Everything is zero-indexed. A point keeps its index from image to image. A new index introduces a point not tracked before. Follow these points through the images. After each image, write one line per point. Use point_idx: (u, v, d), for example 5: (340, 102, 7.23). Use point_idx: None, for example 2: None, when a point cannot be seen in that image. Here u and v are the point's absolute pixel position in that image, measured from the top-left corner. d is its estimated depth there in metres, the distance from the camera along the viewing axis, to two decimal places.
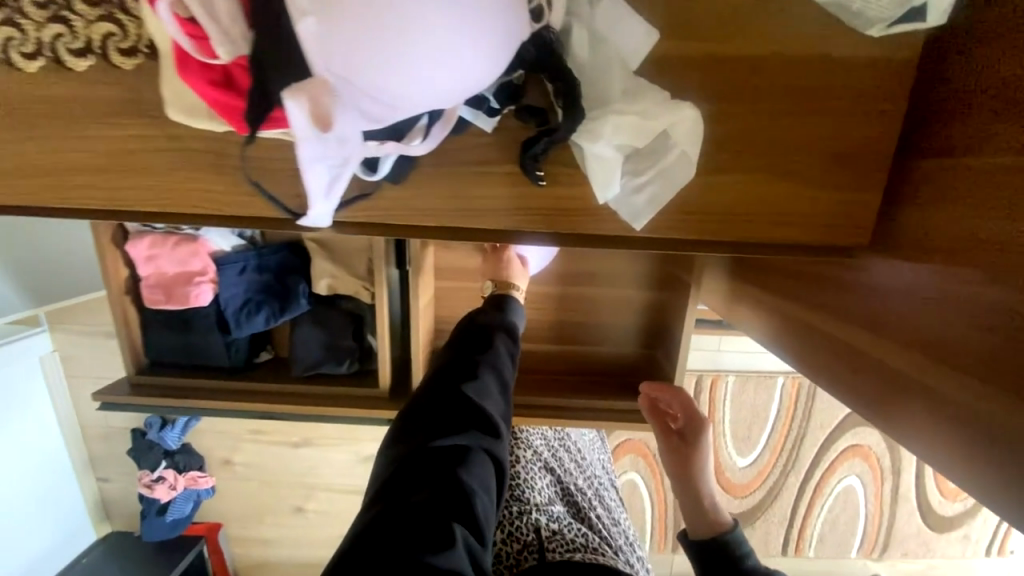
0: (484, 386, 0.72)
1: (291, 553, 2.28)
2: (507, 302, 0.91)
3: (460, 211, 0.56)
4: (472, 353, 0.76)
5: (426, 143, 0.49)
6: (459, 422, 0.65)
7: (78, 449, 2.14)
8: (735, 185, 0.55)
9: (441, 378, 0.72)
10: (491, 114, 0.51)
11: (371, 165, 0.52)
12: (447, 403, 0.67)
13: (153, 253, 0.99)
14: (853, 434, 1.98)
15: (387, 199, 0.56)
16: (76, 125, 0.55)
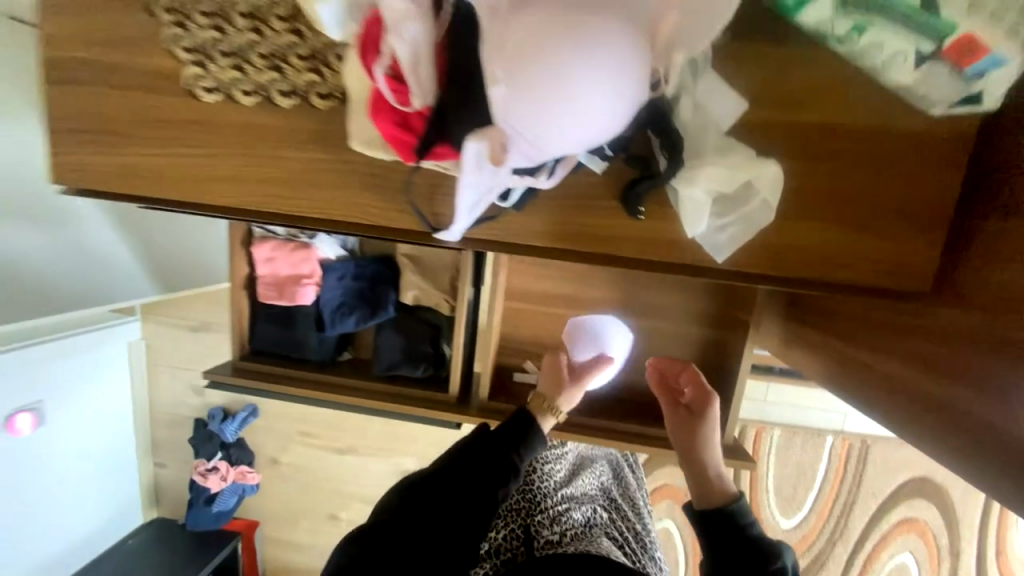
0: (474, 487, 0.81)
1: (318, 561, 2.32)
2: (534, 430, 0.91)
3: (565, 234, 0.67)
4: (477, 446, 0.85)
5: (553, 179, 0.61)
6: (439, 514, 0.77)
7: (145, 432, 2.31)
8: (806, 231, 0.64)
9: (443, 464, 0.83)
10: (605, 159, 0.63)
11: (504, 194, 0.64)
12: (433, 491, 0.79)
13: (271, 256, 1.15)
14: (908, 505, 1.88)
15: (506, 222, 0.68)
16: (272, 148, 0.70)
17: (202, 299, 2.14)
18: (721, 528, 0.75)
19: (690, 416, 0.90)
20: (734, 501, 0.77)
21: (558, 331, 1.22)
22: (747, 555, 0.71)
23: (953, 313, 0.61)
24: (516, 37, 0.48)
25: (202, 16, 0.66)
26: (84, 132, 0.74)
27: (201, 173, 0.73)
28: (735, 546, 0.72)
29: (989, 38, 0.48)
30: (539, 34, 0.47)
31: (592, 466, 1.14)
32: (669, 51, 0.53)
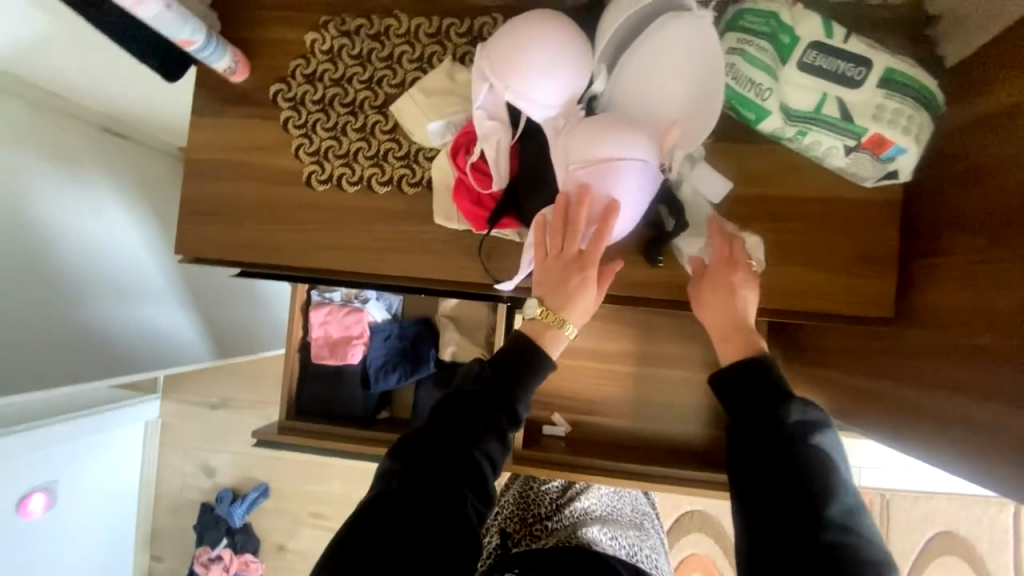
0: (459, 478, 0.64)
1: None
2: (538, 354, 0.73)
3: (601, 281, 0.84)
4: (447, 427, 0.66)
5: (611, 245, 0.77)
6: (425, 521, 0.60)
7: (146, 519, 2.21)
8: (793, 274, 0.81)
9: (411, 456, 0.65)
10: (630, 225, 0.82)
11: None
12: (408, 494, 0.62)
13: (326, 319, 1.29)
14: (935, 565, 1.90)
15: None
16: (365, 222, 0.89)
17: (226, 374, 2.20)
18: (744, 385, 0.64)
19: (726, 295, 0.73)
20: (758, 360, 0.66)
21: (583, 382, 1.34)
22: (764, 405, 0.61)
23: (914, 334, 0.77)
24: (576, 140, 0.70)
25: (324, 132, 0.90)
26: (210, 214, 0.93)
27: (301, 243, 0.90)
28: (753, 400, 0.63)
29: (891, 136, 0.69)
30: (588, 141, 0.70)
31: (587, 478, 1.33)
32: (672, 152, 0.73)
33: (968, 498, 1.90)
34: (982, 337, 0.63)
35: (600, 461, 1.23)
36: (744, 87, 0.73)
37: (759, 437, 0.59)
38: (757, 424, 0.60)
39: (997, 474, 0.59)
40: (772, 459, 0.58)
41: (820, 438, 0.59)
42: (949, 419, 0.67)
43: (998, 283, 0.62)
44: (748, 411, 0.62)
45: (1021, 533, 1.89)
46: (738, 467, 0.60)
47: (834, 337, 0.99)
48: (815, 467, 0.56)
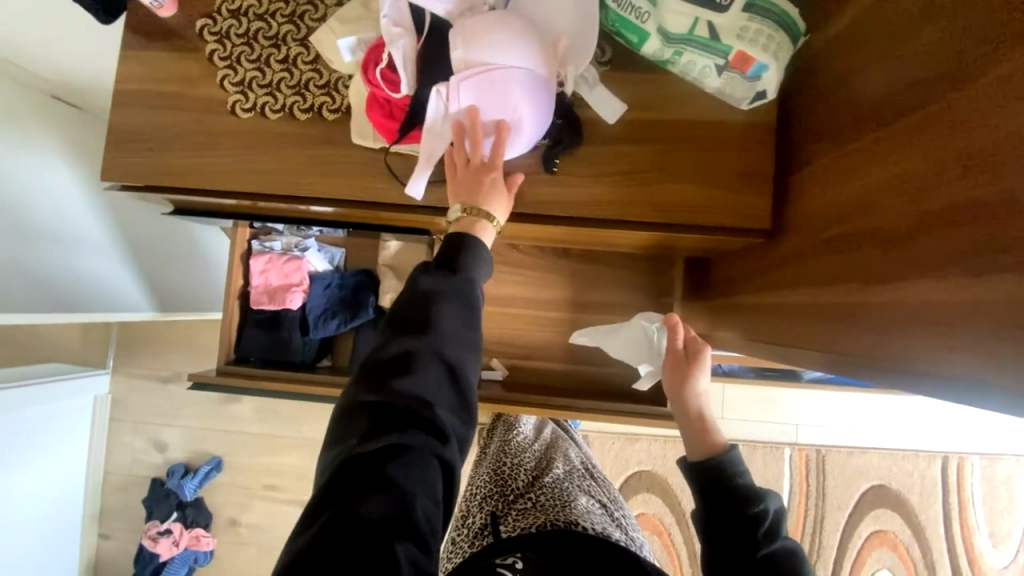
0: (432, 383, 0.67)
1: None
2: (470, 241, 0.76)
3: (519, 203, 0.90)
4: (417, 336, 0.69)
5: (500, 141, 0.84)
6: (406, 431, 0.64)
7: (94, 497, 2.17)
8: (684, 190, 0.89)
9: (383, 372, 0.68)
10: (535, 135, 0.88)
11: None
12: (390, 407, 0.66)
13: (266, 267, 1.31)
14: (871, 518, 1.98)
15: None
16: (288, 148, 0.93)
17: (179, 347, 2.18)
18: (709, 473, 0.88)
19: (693, 368, 0.97)
20: (726, 457, 0.88)
21: (520, 328, 1.39)
22: (735, 500, 0.84)
23: (792, 242, 0.85)
24: (471, 25, 0.78)
25: (248, 63, 0.94)
26: (136, 143, 0.95)
27: (227, 169, 0.94)
28: (725, 492, 0.85)
29: (753, 52, 0.77)
30: (481, 21, 0.78)
31: (564, 454, 1.18)
32: (563, 64, 0.83)
33: (899, 452, 2.00)
34: (844, 224, 0.72)
35: (529, 397, 1.27)
36: (625, 11, 0.82)
37: (734, 530, 0.82)
38: (731, 518, 0.83)
39: (860, 340, 0.67)
40: (745, 545, 0.80)
41: (775, 522, 0.81)
42: (828, 307, 0.74)
43: (854, 177, 0.71)
44: (724, 507, 0.84)
45: (950, 485, 1.99)
46: (716, 553, 0.83)
47: (737, 265, 1.07)
48: (776, 554, 0.78)
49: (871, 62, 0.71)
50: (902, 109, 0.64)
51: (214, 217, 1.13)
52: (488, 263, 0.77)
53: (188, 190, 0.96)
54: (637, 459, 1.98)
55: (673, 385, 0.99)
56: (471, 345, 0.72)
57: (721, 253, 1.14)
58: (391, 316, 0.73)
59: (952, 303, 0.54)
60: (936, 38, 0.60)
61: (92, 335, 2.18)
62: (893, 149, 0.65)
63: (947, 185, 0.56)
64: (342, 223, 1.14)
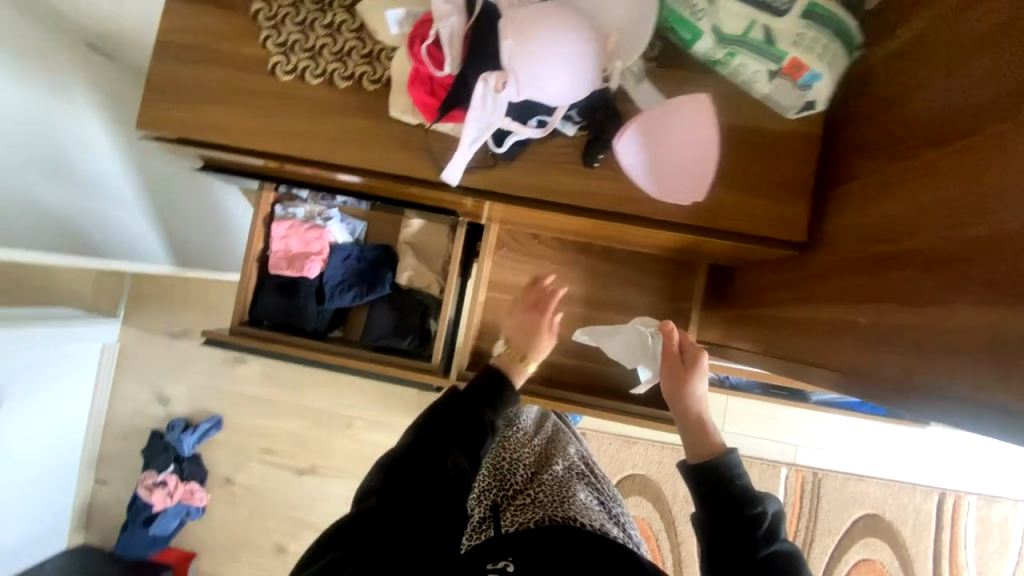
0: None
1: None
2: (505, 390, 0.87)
3: (548, 191, 0.90)
4: None
5: (540, 129, 0.84)
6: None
7: (94, 442, 2.21)
8: (720, 196, 0.88)
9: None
10: (574, 124, 0.87)
11: (498, 141, 0.87)
12: None
13: (287, 234, 1.32)
14: (861, 545, 1.98)
15: (500, 171, 0.90)
16: (324, 115, 0.93)
17: (190, 304, 2.20)
18: (709, 478, 0.87)
19: (690, 372, 0.97)
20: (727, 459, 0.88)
21: None
22: (734, 500, 0.84)
23: (824, 258, 0.84)
24: (524, 14, 0.77)
25: (293, 26, 0.94)
26: (175, 95, 0.95)
27: (261, 130, 0.94)
28: (726, 492, 0.85)
29: (807, 60, 0.75)
30: (536, 16, 0.77)
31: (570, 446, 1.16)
32: (612, 59, 0.82)
33: (897, 483, 1.99)
34: (881, 244, 0.71)
35: (535, 389, 1.30)
36: (682, 7, 0.80)
37: (731, 531, 0.82)
38: (730, 519, 0.82)
39: (884, 361, 0.66)
40: (743, 547, 0.80)
41: (774, 525, 0.81)
42: (856, 328, 0.73)
43: (897, 197, 0.70)
44: (724, 508, 0.84)
45: (944, 522, 1.98)
46: (712, 552, 0.83)
47: (761, 276, 1.06)
48: (775, 555, 0.79)
49: (933, 79, 0.68)
50: (960, 132, 0.62)
51: (241, 176, 1.13)
52: None
53: (220, 146, 0.97)
54: (633, 461, 1.99)
55: (672, 390, 0.98)
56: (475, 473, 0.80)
57: (746, 264, 1.13)
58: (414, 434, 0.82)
59: (989, 333, 0.53)
60: (994, 64, 0.59)
61: (105, 284, 2.20)
62: (945, 171, 0.63)
63: (994, 213, 0.55)
64: (368, 195, 1.14)
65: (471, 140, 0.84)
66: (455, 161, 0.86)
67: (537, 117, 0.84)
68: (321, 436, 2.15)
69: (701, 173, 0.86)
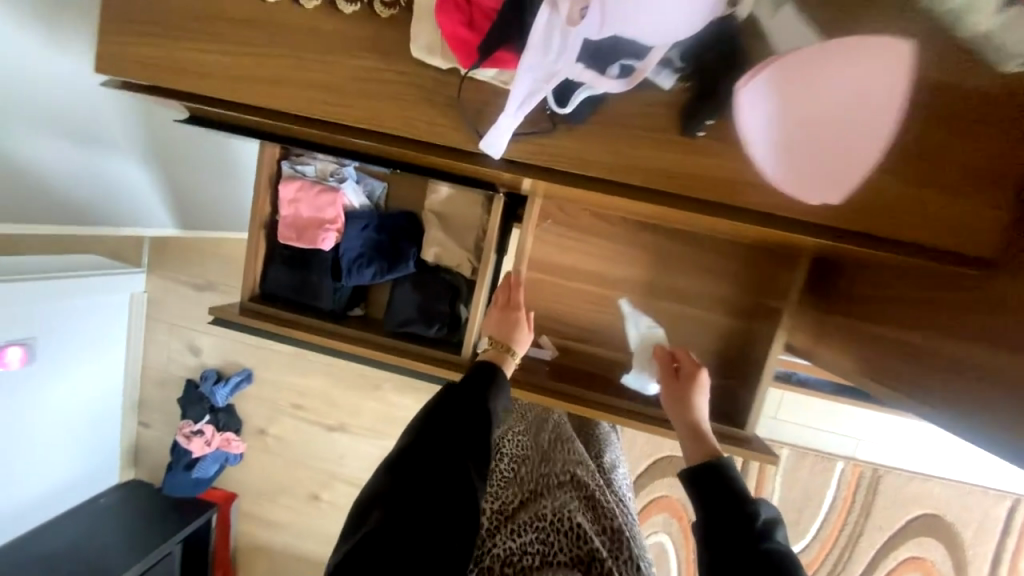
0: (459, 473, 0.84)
1: (295, 542, 2.24)
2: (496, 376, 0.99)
3: (620, 167, 0.65)
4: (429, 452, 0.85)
5: (621, 83, 0.59)
6: (431, 494, 0.79)
7: (134, 387, 2.25)
8: (862, 187, 0.64)
9: (425, 445, 0.86)
10: (675, 75, 0.62)
11: (561, 100, 0.63)
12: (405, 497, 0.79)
13: (296, 197, 1.13)
14: (914, 543, 1.85)
15: (557, 140, 0.66)
16: (324, 55, 0.69)
17: (213, 255, 2.10)
18: (699, 481, 0.82)
19: (687, 384, 0.98)
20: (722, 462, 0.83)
21: (579, 307, 1.20)
22: (731, 499, 0.77)
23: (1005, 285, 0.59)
24: None
25: None
26: (135, 23, 0.73)
27: (242, 73, 0.71)
28: (722, 490, 0.79)
29: None
30: None
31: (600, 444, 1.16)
32: None
33: (965, 486, 1.81)
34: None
35: (577, 390, 1.10)
36: None
37: (731, 534, 0.73)
38: (729, 520, 0.75)
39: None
40: (745, 551, 0.71)
41: (776, 528, 0.74)
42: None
43: None
44: (722, 510, 0.76)
45: (1012, 529, 1.81)
46: (714, 564, 0.73)
47: (887, 282, 0.82)
48: (777, 554, 0.70)
49: None
50: None
51: (238, 136, 0.92)
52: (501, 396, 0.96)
53: (200, 99, 0.75)
54: (672, 444, 1.86)
55: (672, 402, 0.98)
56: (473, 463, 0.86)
57: (867, 264, 0.87)
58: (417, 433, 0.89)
59: None
60: None
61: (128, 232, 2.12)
62: None
63: None
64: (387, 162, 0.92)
65: (531, 95, 0.60)
66: (500, 124, 0.63)
67: (619, 66, 0.59)
68: (349, 396, 2.12)
69: (848, 146, 0.58)
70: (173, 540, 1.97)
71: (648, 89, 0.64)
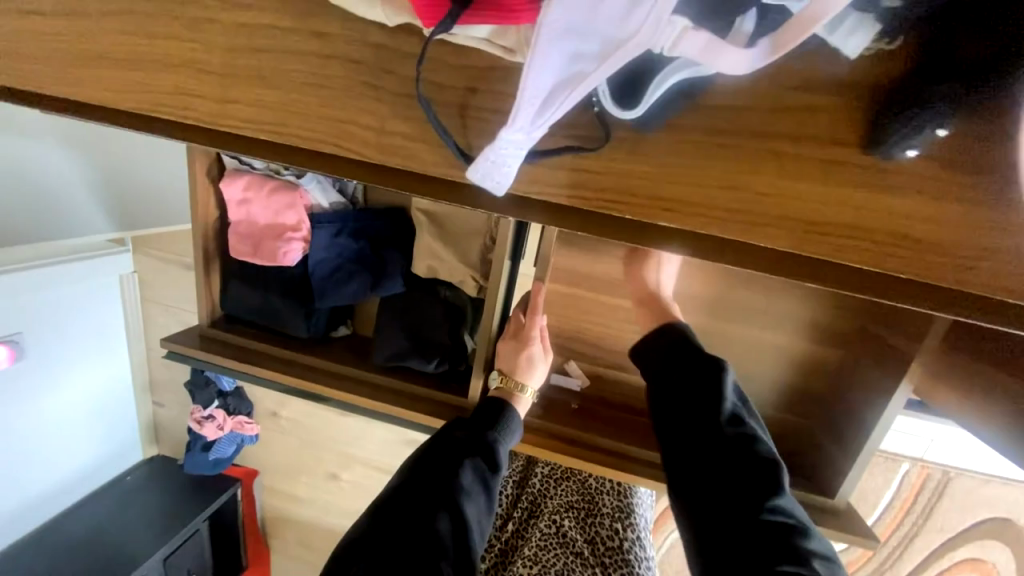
0: (461, 521, 0.66)
1: (304, 531, 2.00)
2: (502, 413, 0.78)
3: (745, 217, 0.38)
4: (428, 491, 0.67)
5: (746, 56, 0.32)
6: (422, 553, 0.61)
7: (141, 367, 1.89)
8: None
9: (417, 489, 0.68)
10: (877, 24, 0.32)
11: (622, 92, 0.36)
12: (396, 548, 0.61)
13: (246, 197, 0.87)
14: (973, 546, 1.53)
15: (617, 173, 0.39)
16: (205, 22, 0.43)
17: None
18: (690, 404, 0.68)
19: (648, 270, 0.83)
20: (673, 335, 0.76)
21: (616, 328, 0.93)
22: (693, 373, 0.70)
23: None
24: None
25: None
26: None
27: (97, 55, 0.47)
28: (678, 365, 0.72)
29: None
30: None
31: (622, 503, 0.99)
32: None
33: None
34: None
35: (617, 441, 0.87)
36: None
37: (694, 411, 0.68)
38: (689, 398, 0.69)
39: None
40: (717, 429, 0.65)
41: (732, 400, 0.68)
42: None
43: None
44: (680, 387, 0.70)
45: None
46: (665, 424, 0.70)
47: None
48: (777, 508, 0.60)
49: None
50: None
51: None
52: (514, 435, 0.78)
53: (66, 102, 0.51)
54: None
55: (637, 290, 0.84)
56: (478, 505, 0.69)
57: None
58: (409, 465, 0.72)
59: None
60: None
61: None
62: None
63: None
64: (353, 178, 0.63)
65: (559, 94, 0.35)
66: (507, 147, 0.37)
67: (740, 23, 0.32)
68: None
69: None
70: (200, 518, 1.77)
71: (789, 61, 0.34)
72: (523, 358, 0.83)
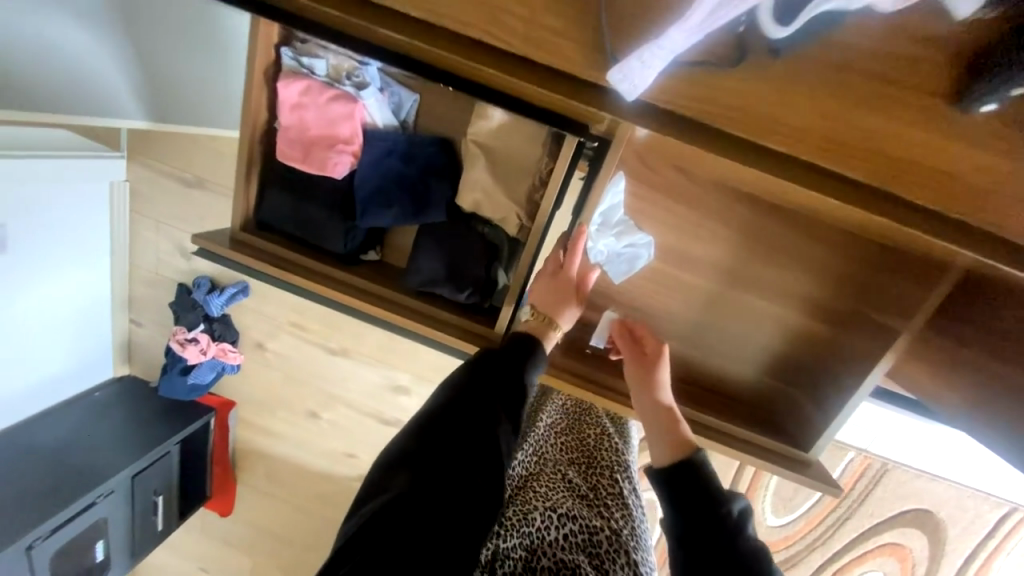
0: (494, 439, 0.71)
1: (275, 465, 2.00)
2: (534, 347, 0.85)
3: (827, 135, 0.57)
4: (465, 413, 0.73)
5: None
6: (463, 465, 0.67)
7: (122, 282, 1.82)
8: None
9: (457, 407, 0.74)
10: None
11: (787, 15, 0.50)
12: (437, 459, 0.67)
13: (301, 101, 0.86)
14: (896, 531, 1.72)
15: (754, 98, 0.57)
16: None
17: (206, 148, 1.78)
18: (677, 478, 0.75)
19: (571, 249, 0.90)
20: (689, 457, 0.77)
21: (634, 283, 0.99)
22: (700, 503, 0.71)
23: None
24: None
25: None
26: None
27: None
28: (686, 490, 0.73)
29: None
30: None
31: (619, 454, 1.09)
32: None
33: (968, 489, 1.66)
34: None
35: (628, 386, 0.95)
36: None
37: (702, 537, 0.68)
38: (696, 520, 0.70)
39: None
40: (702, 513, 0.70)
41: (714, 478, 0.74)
42: None
43: None
44: (686, 511, 0.71)
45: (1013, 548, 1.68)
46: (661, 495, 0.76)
47: None
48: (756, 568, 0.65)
49: None
50: None
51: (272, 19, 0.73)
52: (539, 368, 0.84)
53: None
54: None
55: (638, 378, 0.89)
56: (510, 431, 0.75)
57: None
58: (445, 391, 0.78)
59: None
60: None
61: None
62: None
63: None
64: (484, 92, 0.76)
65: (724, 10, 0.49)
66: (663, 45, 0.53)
67: None
68: None
69: None
70: (173, 440, 1.75)
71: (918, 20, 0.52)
72: (556, 295, 0.89)
